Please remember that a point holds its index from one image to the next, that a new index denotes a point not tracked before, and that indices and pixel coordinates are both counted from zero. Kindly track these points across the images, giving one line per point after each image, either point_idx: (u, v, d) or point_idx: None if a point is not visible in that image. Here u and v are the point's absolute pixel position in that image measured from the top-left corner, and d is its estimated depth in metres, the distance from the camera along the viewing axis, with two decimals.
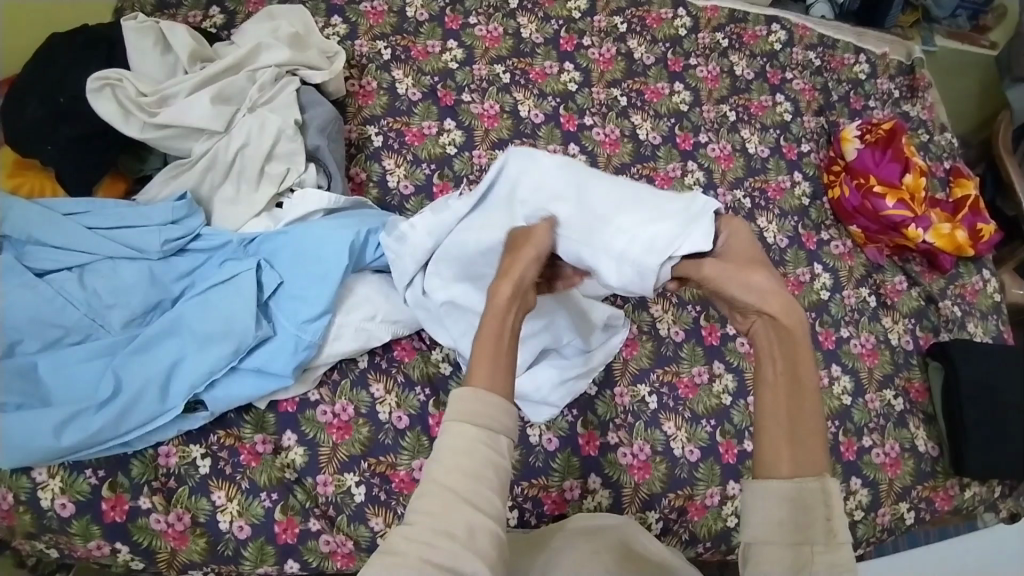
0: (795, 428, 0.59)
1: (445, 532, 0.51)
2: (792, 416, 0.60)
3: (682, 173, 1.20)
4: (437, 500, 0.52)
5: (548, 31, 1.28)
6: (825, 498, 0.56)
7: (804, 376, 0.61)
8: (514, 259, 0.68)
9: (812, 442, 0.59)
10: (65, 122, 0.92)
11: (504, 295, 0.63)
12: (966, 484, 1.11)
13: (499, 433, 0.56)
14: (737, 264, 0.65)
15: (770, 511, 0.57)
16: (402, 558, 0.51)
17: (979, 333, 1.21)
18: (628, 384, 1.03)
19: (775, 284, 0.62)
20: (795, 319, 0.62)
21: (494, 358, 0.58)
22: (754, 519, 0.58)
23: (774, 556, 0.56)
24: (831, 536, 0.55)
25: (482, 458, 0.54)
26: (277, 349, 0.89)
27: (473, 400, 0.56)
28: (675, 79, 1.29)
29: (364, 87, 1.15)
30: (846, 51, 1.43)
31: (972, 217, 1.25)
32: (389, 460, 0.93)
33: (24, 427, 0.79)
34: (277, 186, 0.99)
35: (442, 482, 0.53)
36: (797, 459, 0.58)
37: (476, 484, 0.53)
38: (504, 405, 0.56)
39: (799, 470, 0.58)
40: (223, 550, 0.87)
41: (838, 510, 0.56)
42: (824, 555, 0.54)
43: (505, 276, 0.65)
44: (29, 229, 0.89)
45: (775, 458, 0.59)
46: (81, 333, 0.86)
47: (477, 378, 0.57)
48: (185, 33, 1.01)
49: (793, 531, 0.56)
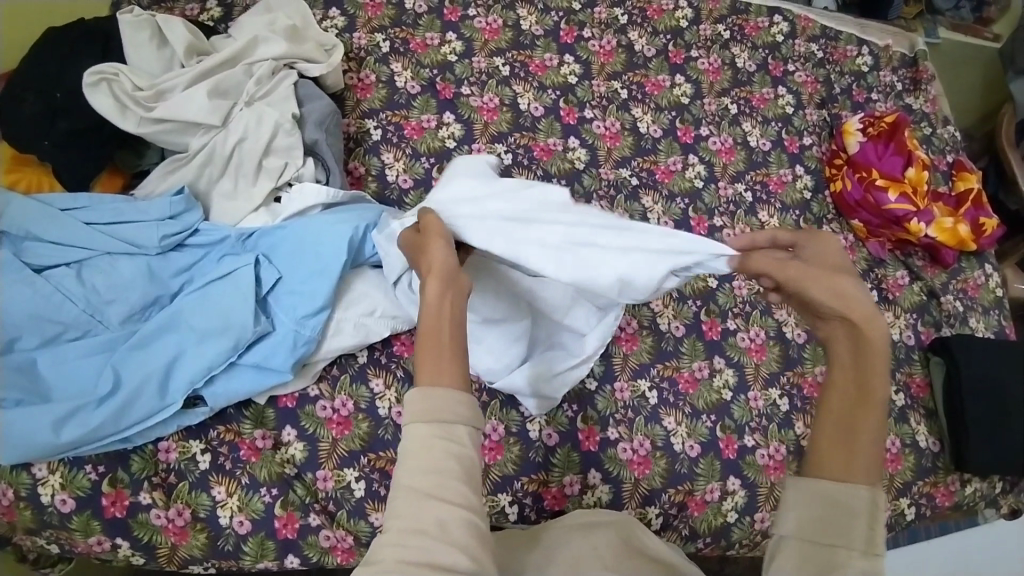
0: (854, 438, 0.61)
1: (419, 530, 0.51)
2: (852, 425, 0.62)
3: (683, 166, 1.19)
4: (405, 501, 0.53)
5: (548, 23, 1.27)
6: (871, 509, 0.58)
7: (871, 390, 0.62)
8: (427, 253, 0.67)
9: (869, 453, 0.60)
10: (62, 117, 0.92)
11: (433, 290, 0.62)
12: (967, 480, 1.11)
13: (456, 423, 0.55)
14: (822, 269, 0.66)
15: (811, 509, 0.59)
16: (382, 563, 0.50)
17: (980, 328, 1.20)
18: (628, 379, 1.03)
19: (859, 294, 0.64)
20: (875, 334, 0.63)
21: (436, 351, 0.58)
22: (793, 515, 0.60)
23: (806, 552, 0.58)
24: (869, 545, 0.57)
25: (441, 451, 0.53)
26: (276, 344, 0.88)
27: (424, 396, 0.55)
28: (676, 71, 1.28)
29: (363, 80, 1.14)
30: (849, 42, 1.42)
31: (974, 211, 1.25)
32: (388, 455, 0.93)
33: (24, 424, 0.79)
34: (275, 181, 0.98)
35: (406, 483, 0.53)
36: (851, 466, 0.60)
37: (440, 479, 0.53)
38: (456, 394, 0.56)
39: (849, 475, 0.60)
40: (223, 545, 0.87)
41: (880, 522, 0.58)
42: (858, 561, 0.56)
43: (428, 273, 0.64)
44: (28, 225, 0.88)
45: (828, 461, 0.61)
46: (80, 329, 0.85)
47: (423, 374, 0.57)
48: (182, 26, 1.00)
49: (830, 532, 0.58)
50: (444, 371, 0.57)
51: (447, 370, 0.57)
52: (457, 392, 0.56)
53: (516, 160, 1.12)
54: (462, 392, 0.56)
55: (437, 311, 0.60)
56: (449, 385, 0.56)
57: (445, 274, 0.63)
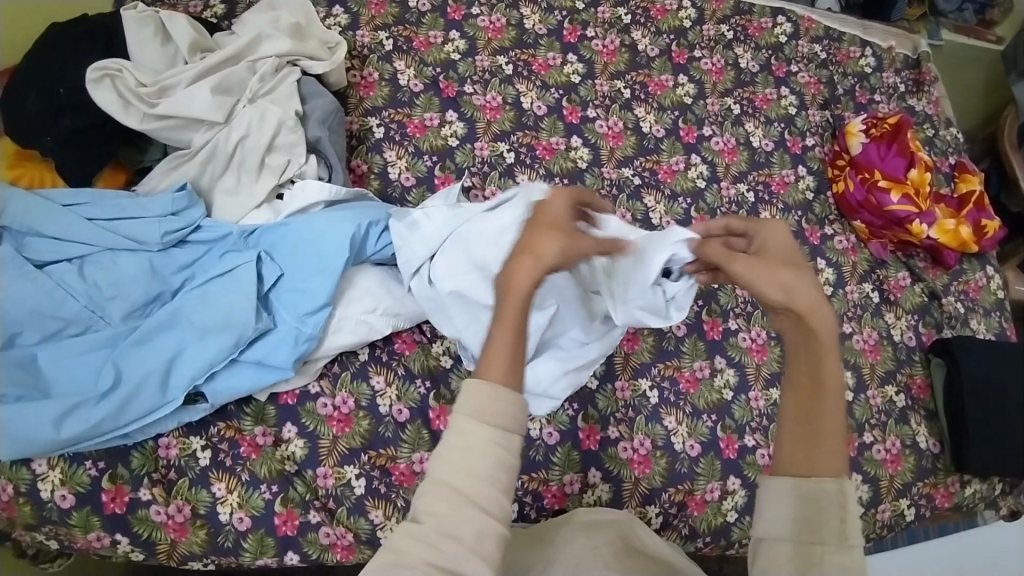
0: (815, 432, 0.61)
1: (451, 535, 0.52)
2: (811, 419, 0.62)
3: (685, 166, 1.19)
4: (445, 500, 0.54)
5: (551, 22, 1.27)
6: (841, 501, 0.59)
7: (827, 383, 0.62)
8: (534, 231, 0.66)
9: (832, 446, 0.61)
10: (65, 113, 0.92)
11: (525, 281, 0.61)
12: (966, 482, 1.11)
13: (512, 431, 0.57)
14: (768, 262, 0.66)
15: (786, 510, 0.60)
16: (409, 557, 0.52)
17: (981, 330, 1.20)
18: (629, 378, 1.03)
19: (804, 283, 0.63)
20: (824, 324, 0.62)
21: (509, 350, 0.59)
22: (767, 517, 0.61)
23: (783, 555, 0.59)
24: (844, 538, 0.58)
25: (493, 458, 0.55)
26: (277, 341, 0.89)
27: (489, 395, 0.56)
28: (679, 71, 1.28)
29: (366, 78, 1.14)
30: (851, 44, 1.42)
31: (976, 213, 1.25)
32: (389, 452, 0.93)
33: (25, 419, 0.79)
34: (277, 178, 0.98)
35: (453, 483, 0.54)
36: (815, 462, 0.61)
37: (488, 487, 0.54)
38: (517, 402, 0.57)
39: (816, 471, 0.60)
40: (223, 541, 0.87)
41: (852, 513, 0.59)
42: (834, 557, 0.57)
43: (526, 250, 0.64)
44: (29, 221, 0.88)
45: (794, 459, 0.62)
46: (80, 325, 0.86)
47: (493, 372, 0.58)
48: (185, 22, 1.00)
49: (805, 530, 0.59)
50: (511, 374, 0.58)
51: (513, 377, 0.58)
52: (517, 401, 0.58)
53: (518, 159, 1.12)
54: (522, 400, 0.58)
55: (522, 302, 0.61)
56: (513, 392, 0.57)
57: (544, 264, 0.63)
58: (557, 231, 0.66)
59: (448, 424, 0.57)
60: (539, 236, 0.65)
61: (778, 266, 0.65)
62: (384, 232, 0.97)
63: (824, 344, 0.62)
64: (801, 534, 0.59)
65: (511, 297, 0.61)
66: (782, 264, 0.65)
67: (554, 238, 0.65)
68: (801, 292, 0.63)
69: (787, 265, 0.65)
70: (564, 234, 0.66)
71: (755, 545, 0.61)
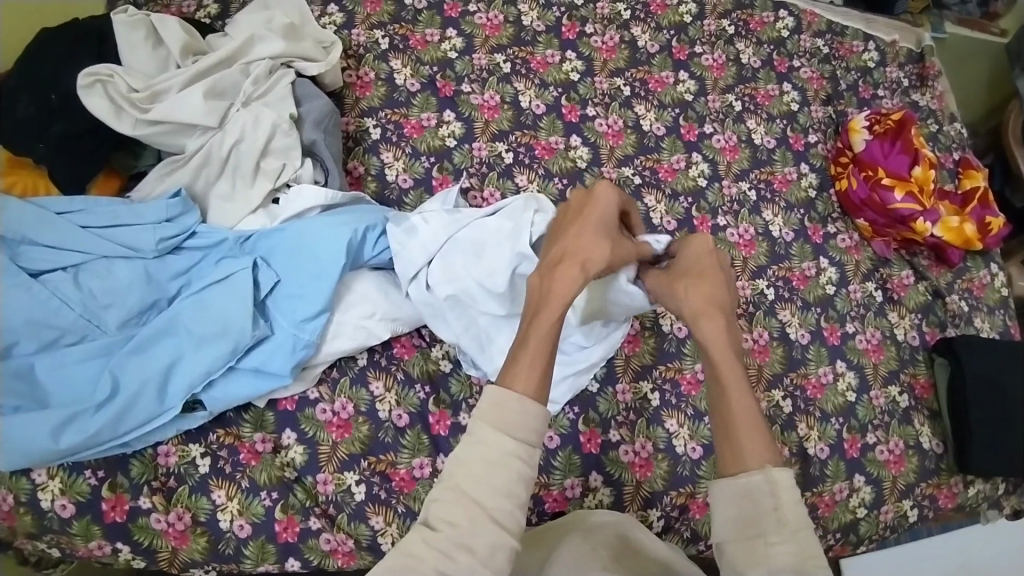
0: (732, 428, 0.67)
1: (466, 547, 0.54)
2: (725, 414, 0.68)
3: (686, 165, 1.17)
4: (463, 512, 0.55)
5: (550, 18, 1.25)
6: (772, 489, 0.62)
7: (727, 374, 0.71)
8: (575, 233, 0.74)
9: (750, 435, 0.66)
10: (58, 119, 0.91)
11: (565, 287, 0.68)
12: (970, 482, 1.10)
13: (532, 445, 0.59)
14: (670, 281, 0.83)
15: (730, 508, 0.62)
16: (419, 561, 0.53)
17: (985, 328, 1.19)
18: (630, 380, 1.02)
19: (693, 293, 0.78)
20: (717, 322, 0.75)
21: (533, 362, 0.63)
22: (719, 520, 0.63)
23: (735, 551, 0.61)
24: (782, 524, 0.60)
25: (513, 472, 0.57)
26: (275, 348, 0.88)
27: (512, 406, 0.59)
28: (680, 67, 1.27)
29: (362, 78, 1.12)
30: (855, 38, 1.40)
31: (980, 210, 1.23)
32: (389, 458, 0.92)
33: (23, 430, 0.78)
34: (272, 182, 0.97)
35: (475, 497, 0.56)
36: (736, 452, 0.65)
37: (505, 503, 0.56)
38: (540, 413, 0.60)
39: (743, 463, 0.64)
40: (223, 549, 0.87)
41: (786, 500, 0.61)
42: (776, 543, 0.59)
43: (569, 257, 0.71)
44: (21, 229, 0.87)
45: (723, 457, 0.66)
46: (77, 334, 0.85)
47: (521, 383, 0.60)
48: (176, 24, 0.99)
49: (748, 523, 0.61)
50: (535, 383, 0.61)
51: (539, 391, 0.62)
52: (539, 411, 0.61)
53: (517, 159, 1.11)
54: (544, 411, 0.60)
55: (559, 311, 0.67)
56: (538, 401, 0.60)
57: (587, 275, 0.70)
58: (606, 240, 0.73)
59: (468, 429, 0.59)
60: (587, 248, 0.72)
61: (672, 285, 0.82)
62: (382, 237, 0.96)
63: (718, 342, 0.73)
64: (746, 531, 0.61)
65: (551, 302, 0.67)
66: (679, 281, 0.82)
67: (601, 251, 0.72)
68: (693, 300, 0.78)
69: (683, 280, 0.81)
70: (603, 232, 0.74)
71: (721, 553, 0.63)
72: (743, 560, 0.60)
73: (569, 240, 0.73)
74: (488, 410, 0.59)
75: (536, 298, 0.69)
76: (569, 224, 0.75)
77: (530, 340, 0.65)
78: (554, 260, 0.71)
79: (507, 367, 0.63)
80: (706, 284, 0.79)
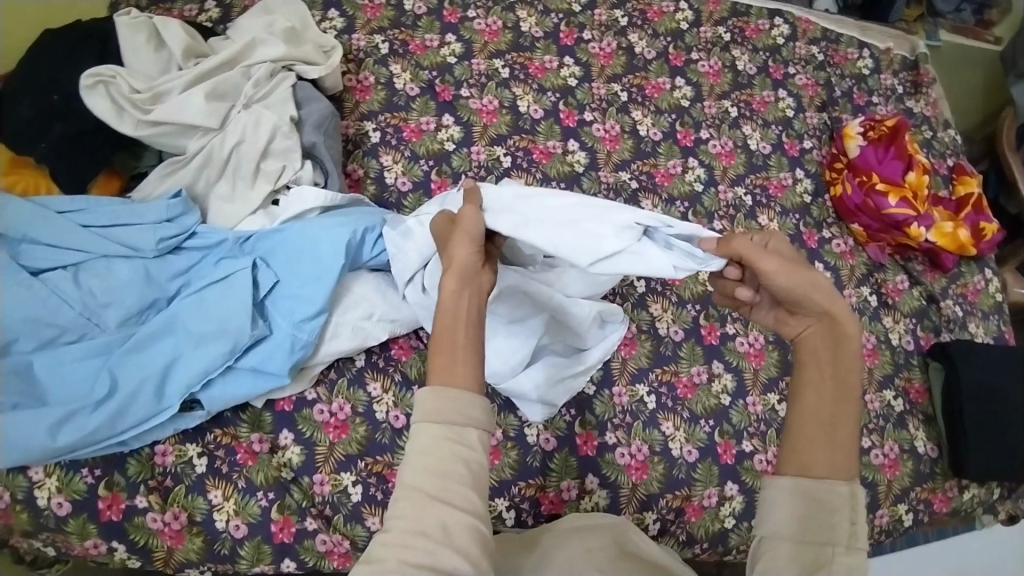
0: (836, 437, 0.61)
1: (421, 533, 0.53)
2: (835, 423, 0.62)
3: (682, 170, 1.18)
4: (407, 502, 0.54)
5: (548, 25, 1.26)
6: (851, 503, 0.58)
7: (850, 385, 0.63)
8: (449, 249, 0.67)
9: (849, 452, 0.61)
10: (59, 120, 0.91)
11: (449, 287, 0.62)
12: (965, 486, 1.11)
13: (462, 424, 0.57)
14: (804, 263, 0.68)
15: (794, 510, 0.59)
16: (381, 562, 0.52)
17: (980, 333, 1.20)
18: (626, 383, 1.02)
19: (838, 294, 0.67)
20: (852, 333, 0.66)
21: (450, 354, 0.59)
22: (774, 518, 0.59)
23: (791, 554, 0.58)
24: (854, 540, 0.57)
25: (447, 453, 0.55)
26: (273, 349, 0.88)
27: (434, 399, 0.57)
28: (677, 74, 1.28)
29: (362, 82, 1.13)
30: (849, 45, 1.41)
31: (974, 215, 1.25)
32: (386, 459, 0.92)
33: (21, 428, 0.79)
34: (272, 184, 0.98)
35: (414, 484, 0.55)
36: (830, 460, 0.60)
37: (444, 482, 0.54)
38: (458, 396, 0.57)
39: (830, 471, 0.60)
40: (219, 549, 0.87)
41: (861, 516, 0.58)
42: (844, 557, 0.56)
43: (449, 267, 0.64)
44: (23, 227, 0.88)
45: (809, 458, 0.61)
46: (77, 332, 0.85)
47: (433, 376, 0.58)
48: (179, 28, 1.00)
49: (818, 532, 0.58)
50: (455, 373, 0.58)
51: (455, 374, 0.58)
52: (468, 395, 0.57)
53: (515, 163, 1.12)
54: (465, 393, 0.57)
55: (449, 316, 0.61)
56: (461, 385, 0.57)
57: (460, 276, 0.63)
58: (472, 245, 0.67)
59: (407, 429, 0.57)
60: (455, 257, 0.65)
61: (810, 269, 0.68)
62: (380, 238, 0.97)
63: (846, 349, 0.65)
64: (808, 536, 0.58)
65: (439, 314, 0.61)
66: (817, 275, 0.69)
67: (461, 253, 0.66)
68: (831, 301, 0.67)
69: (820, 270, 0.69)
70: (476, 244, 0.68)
71: (757, 546, 0.60)
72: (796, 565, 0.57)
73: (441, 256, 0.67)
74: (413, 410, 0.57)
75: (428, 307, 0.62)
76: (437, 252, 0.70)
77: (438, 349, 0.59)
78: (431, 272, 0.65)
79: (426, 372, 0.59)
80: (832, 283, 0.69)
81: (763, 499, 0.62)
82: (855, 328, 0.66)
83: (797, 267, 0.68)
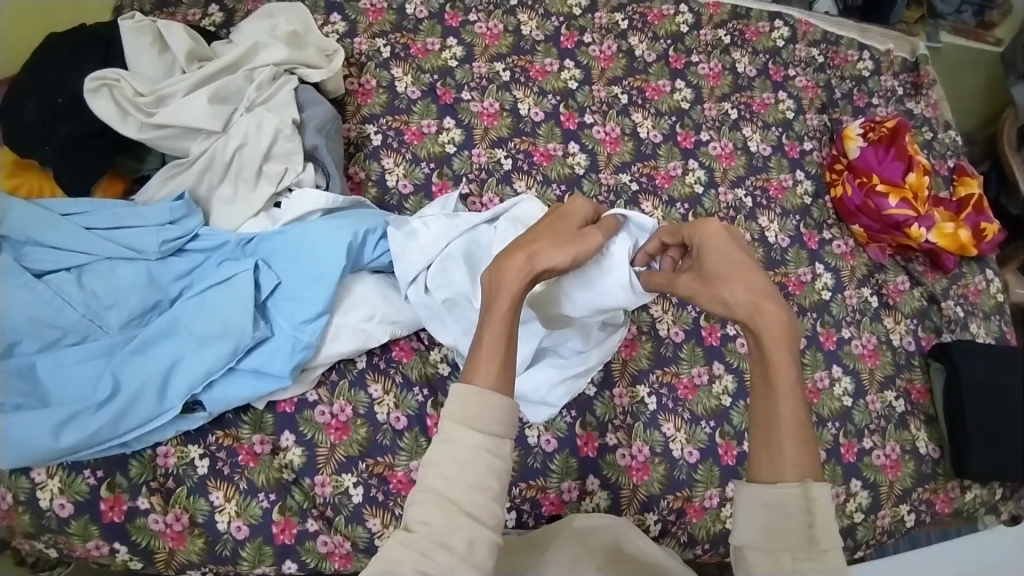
0: (775, 438, 0.63)
1: (443, 546, 0.54)
2: (767, 420, 0.64)
3: (682, 171, 1.19)
4: (437, 511, 0.56)
5: (549, 28, 1.27)
6: (808, 506, 0.59)
7: (776, 376, 0.64)
8: (536, 237, 0.70)
9: (789, 448, 0.62)
10: (63, 122, 0.92)
11: (517, 261, 0.65)
12: (967, 487, 1.11)
13: (501, 434, 0.58)
14: (709, 278, 0.71)
15: (755, 516, 0.60)
16: (398, 565, 0.54)
17: (981, 334, 1.20)
18: (627, 384, 1.03)
19: (742, 295, 0.68)
20: (763, 329, 0.66)
21: (501, 366, 0.60)
22: (743, 525, 0.61)
23: (758, 560, 0.59)
24: (813, 543, 0.58)
25: (484, 466, 0.57)
26: (276, 350, 0.89)
27: (477, 401, 0.58)
28: (677, 76, 1.28)
29: (364, 85, 1.14)
30: (849, 47, 1.42)
31: (975, 216, 1.24)
32: (387, 461, 0.93)
33: (25, 429, 0.79)
34: (274, 186, 0.98)
35: (448, 494, 0.56)
36: (775, 464, 0.62)
37: (476, 495, 0.56)
38: (503, 404, 0.59)
39: (780, 475, 0.61)
40: (221, 550, 0.87)
41: (821, 518, 0.59)
42: (805, 562, 0.58)
43: (522, 247, 0.67)
44: (27, 229, 0.88)
45: (758, 463, 0.63)
46: (79, 334, 0.86)
47: (483, 375, 0.60)
48: (182, 32, 1.01)
49: (777, 538, 0.59)
50: (497, 378, 0.60)
51: (503, 380, 0.60)
52: (505, 402, 0.59)
53: (515, 165, 1.12)
54: (509, 401, 0.59)
55: (512, 302, 0.63)
56: (502, 393, 0.59)
57: (535, 264, 0.66)
58: (569, 246, 0.70)
59: (441, 429, 0.58)
60: (534, 243, 0.68)
61: (714, 284, 0.70)
62: (382, 240, 0.98)
63: (771, 338, 0.65)
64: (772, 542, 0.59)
65: (499, 294, 0.63)
66: (724, 277, 0.70)
67: (555, 249, 0.68)
68: (738, 301, 0.68)
69: (725, 279, 0.70)
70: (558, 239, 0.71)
71: (736, 554, 0.62)
72: (764, 571, 0.59)
73: (526, 236, 0.70)
74: (455, 407, 0.58)
75: (487, 292, 0.65)
76: (537, 224, 0.74)
77: (485, 338, 0.62)
78: (507, 248, 0.68)
79: (470, 365, 0.61)
80: (746, 279, 0.69)
81: (735, 507, 0.63)
82: (761, 325, 0.66)
83: (703, 285, 0.71)
